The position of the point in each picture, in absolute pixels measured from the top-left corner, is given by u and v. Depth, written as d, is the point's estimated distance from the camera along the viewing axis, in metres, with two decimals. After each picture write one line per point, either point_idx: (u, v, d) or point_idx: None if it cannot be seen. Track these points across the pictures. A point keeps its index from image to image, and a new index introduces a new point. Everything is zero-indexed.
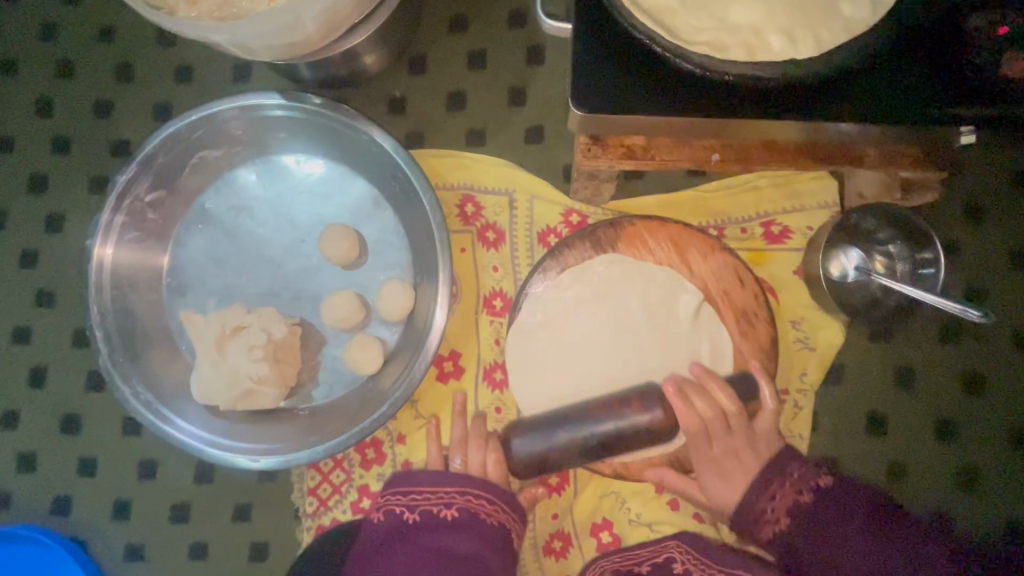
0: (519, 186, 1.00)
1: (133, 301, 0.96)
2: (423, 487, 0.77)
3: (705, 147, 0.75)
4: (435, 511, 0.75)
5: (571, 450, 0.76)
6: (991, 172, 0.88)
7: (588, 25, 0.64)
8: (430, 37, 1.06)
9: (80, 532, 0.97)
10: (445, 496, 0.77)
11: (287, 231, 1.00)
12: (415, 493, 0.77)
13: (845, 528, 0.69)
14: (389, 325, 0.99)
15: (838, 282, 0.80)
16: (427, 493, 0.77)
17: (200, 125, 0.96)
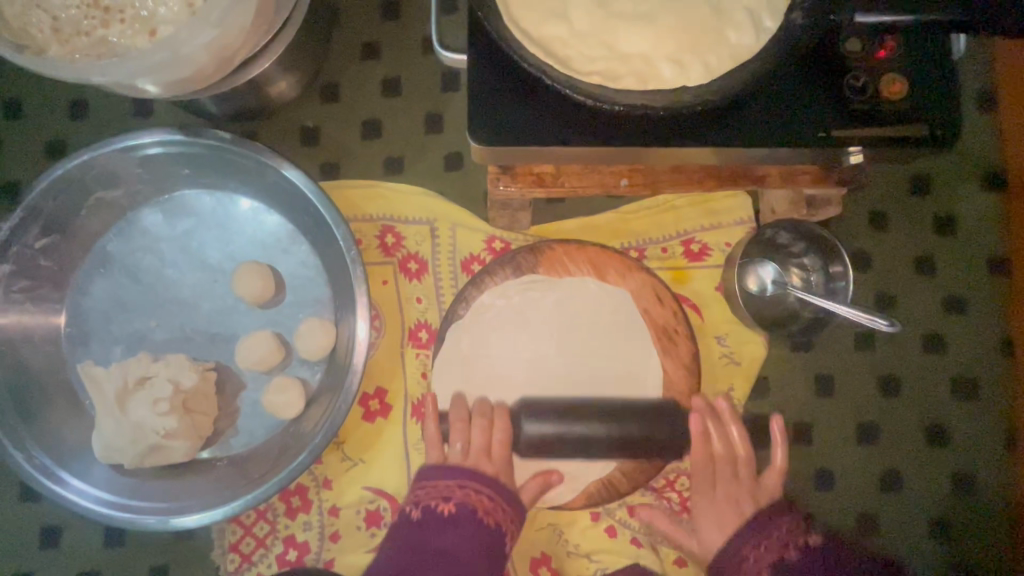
0: (438, 213, 0.89)
1: (27, 354, 0.83)
2: (429, 479, 0.77)
3: (614, 172, 0.74)
4: (433, 505, 0.74)
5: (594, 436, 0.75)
6: (894, 189, 0.91)
7: (483, 63, 0.62)
8: (339, 63, 0.92)
9: None
10: (444, 488, 0.75)
11: (197, 272, 0.88)
12: (420, 489, 0.77)
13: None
14: (311, 365, 0.88)
15: (757, 296, 0.85)
16: (428, 486, 0.76)
17: (95, 165, 0.83)
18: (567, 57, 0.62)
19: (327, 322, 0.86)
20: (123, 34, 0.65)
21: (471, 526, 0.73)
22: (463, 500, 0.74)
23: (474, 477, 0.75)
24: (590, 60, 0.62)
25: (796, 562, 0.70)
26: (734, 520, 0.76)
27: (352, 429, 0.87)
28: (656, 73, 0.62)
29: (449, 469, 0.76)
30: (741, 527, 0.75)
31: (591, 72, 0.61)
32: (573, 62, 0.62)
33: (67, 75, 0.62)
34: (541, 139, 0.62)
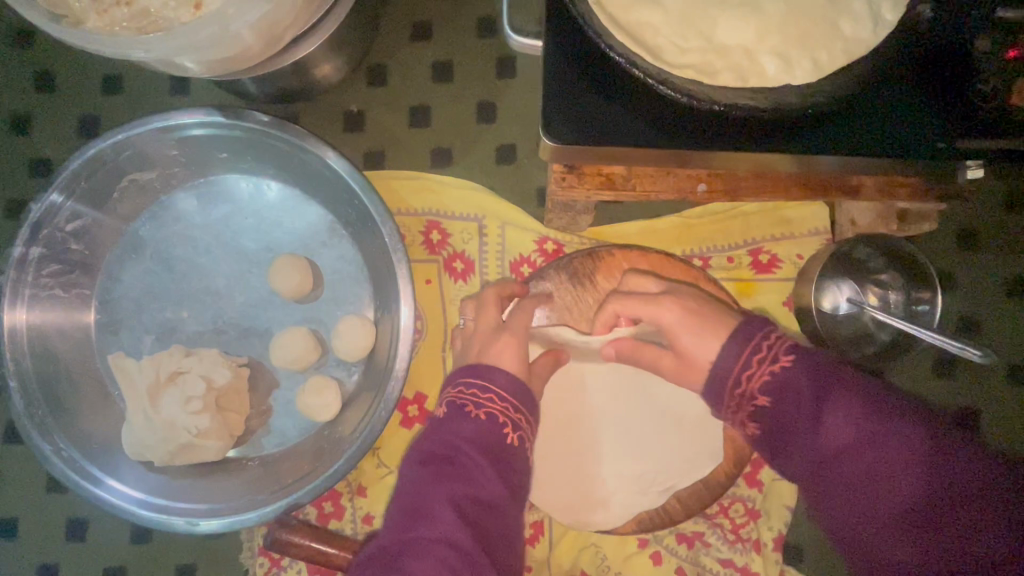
0: (488, 210, 0.83)
1: (57, 341, 0.80)
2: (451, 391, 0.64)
3: (691, 176, 0.67)
4: (475, 401, 0.62)
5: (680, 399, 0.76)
6: (988, 204, 0.83)
7: (563, 50, 0.56)
8: (388, 44, 0.86)
9: None
10: (475, 396, 0.63)
11: (232, 262, 0.83)
12: (460, 389, 0.64)
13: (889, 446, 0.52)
14: (347, 366, 0.84)
15: (830, 315, 0.79)
16: (463, 389, 0.64)
17: (130, 146, 0.78)
18: (658, 47, 0.55)
19: (366, 321, 0.81)
20: (167, 6, 0.60)
21: (463, 420, 0.61)
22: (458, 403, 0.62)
23: (475, 372, 0.65)
24: (684, 52, 0.55)
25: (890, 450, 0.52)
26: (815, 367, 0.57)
27: (388, 435, 0.82)
28: (758, 69, 0.55)
29: (470, 364, 0.66)
30: (829, 393, 0.55)
31: (685, 65, 0.54)
32: (665, 52, 0.55)
33: (106, 50, 0.57)
34: (622, 139, 0.55)
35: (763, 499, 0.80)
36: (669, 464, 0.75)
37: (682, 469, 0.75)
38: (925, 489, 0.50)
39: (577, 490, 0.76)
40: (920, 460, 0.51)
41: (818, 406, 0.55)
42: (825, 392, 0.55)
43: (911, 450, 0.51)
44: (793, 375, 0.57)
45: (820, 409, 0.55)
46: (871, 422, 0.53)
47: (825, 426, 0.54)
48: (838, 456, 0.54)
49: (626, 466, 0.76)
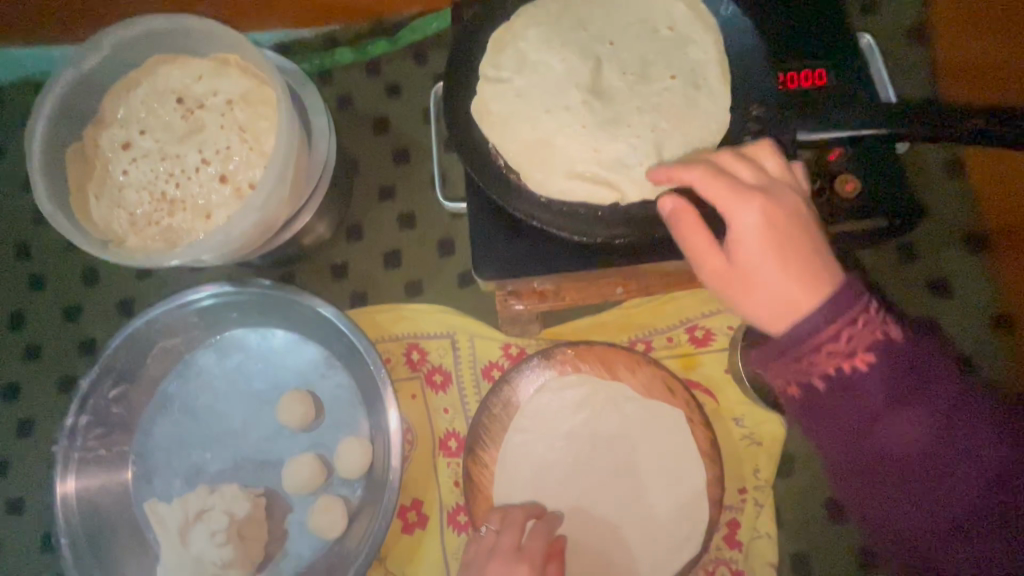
0: (457, 327, 0.98)
1: (101, 497, 0.93)
2: None
3: (609, 282, 0.82)
4: None
5: (659, 470, 0.85)
6: (883, 257, 0.95)
7: (483, 205, 0.73)
8: (361, 204, 1.06)
9: None
10: None
11: (245, 402, 0.97)
12: None
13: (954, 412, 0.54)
14: (351, 483, 0.94)
15: (766, 375, 0.90)
16: None
17: (159, 320, 0.96)
18: (542, 179, 0.70)
19: (362, 440, 0.93)
20: (186, 220, 0.79)
21: None
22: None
23: None
24: (569, 171, 0.69)
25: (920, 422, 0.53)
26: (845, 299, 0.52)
27: (392, 543, 0.90)
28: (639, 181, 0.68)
29: None
30: (903, 387, 0.53)
31: (567, 186, 0.68)
32: (548, 183, 0.69)
33: (142, 261, 0.75)
34: (540, 267, 0.71)
35: (744, 558, 0.86)
36: (649, 533, 0.83)
37: (658, 535, 0.83)
38: (926, 433, 0.53)
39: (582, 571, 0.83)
40: (900, 343, 0.53)
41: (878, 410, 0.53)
42: (894, 381, 0.53)
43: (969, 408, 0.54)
44: (813, 322, 0.52)
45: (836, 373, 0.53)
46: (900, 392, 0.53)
47: (852, 396, 0.54)
48: (858, 419, 0.54)
49: (616, 535, 0.84)
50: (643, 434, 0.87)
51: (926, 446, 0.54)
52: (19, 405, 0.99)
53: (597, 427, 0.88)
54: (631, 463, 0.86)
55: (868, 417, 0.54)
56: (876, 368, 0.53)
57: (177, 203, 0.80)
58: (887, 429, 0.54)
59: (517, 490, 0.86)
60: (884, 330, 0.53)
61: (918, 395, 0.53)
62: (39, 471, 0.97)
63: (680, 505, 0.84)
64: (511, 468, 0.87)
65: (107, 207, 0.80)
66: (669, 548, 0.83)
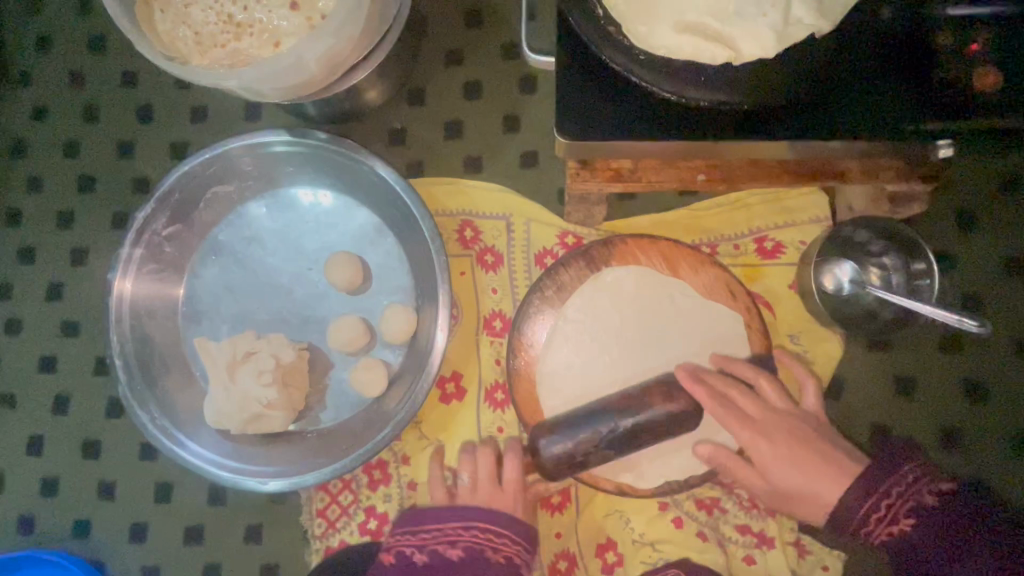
0: (515, 209, 0.94)
1: (151, 329, 0.94)
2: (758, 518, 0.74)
3: (690, 168, 0.76)
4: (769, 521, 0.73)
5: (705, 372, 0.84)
6: (986, 186, 0.87)
7: (573, 59, 0.67)
8: (426, 69, 0.99)
9: (98, 554, 0.93)
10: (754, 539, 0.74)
11: (294, 259, 0.97)
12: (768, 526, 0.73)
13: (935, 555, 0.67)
14: (393, 349, 0.95)
15: (833, 295, 0.85)
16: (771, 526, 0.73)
17: (214, 163, 0.94)
18: (646, 33, 0.61)
19: (408, 309, 0.92)
20: (254, 46, 0.74)
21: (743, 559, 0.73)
22: (472, 535, 0.75)
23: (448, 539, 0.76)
24: (679, 23, 0.59)
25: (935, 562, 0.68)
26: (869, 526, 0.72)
27: (429, 410, 0.92)
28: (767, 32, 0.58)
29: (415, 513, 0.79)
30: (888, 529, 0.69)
31: (677, 43, 0.59)
32: (653, 37, 0.60)
33: (207, 81, 0.71)
34: (627, 132, 0.66)
35: None
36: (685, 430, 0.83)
37: (696, 434, 0.83)
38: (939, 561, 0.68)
39: (612, 456, 0.84)
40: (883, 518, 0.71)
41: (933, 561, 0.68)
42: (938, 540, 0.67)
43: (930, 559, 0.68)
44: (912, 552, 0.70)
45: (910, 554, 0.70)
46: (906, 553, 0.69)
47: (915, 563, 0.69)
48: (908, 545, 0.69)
49: None
50: (696, 336, 0.84)
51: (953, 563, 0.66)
52: (74, 235, 1.00)
53: (647, 324, 0.85)
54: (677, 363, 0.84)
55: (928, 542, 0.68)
56: (925, 541, 0.68)
57: (244, 27, 0.75)
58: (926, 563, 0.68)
59: (559, 374, 0.86)
60: (923, 494, 0.69)
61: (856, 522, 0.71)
62: (93, 300, 0.99)
63: None
64: (555, 352, 0.86)
65: (172, 23, 0.75)
66: (705, 448, 0.83)
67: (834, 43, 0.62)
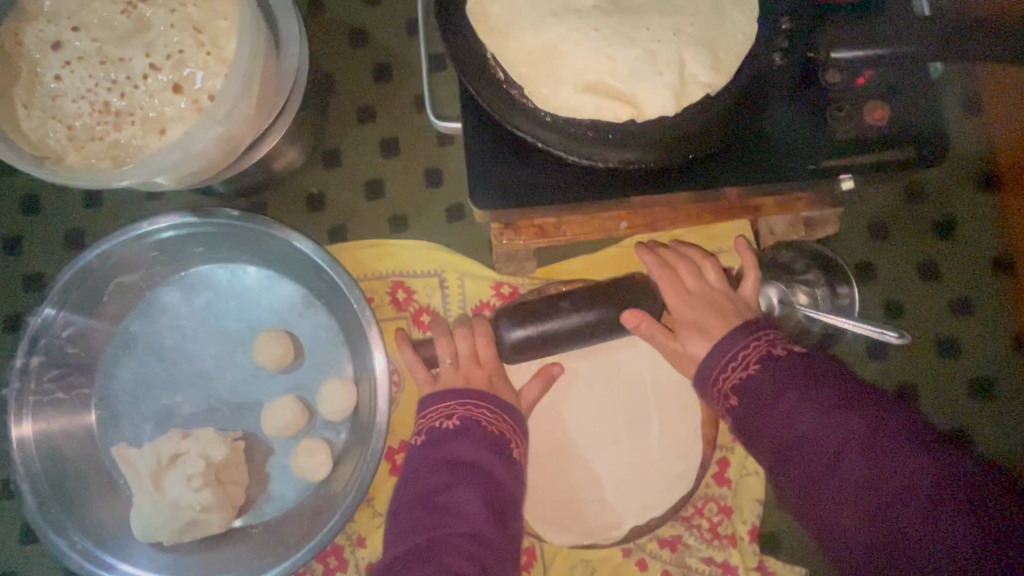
0: (446, 264, 0.92)
1: (63, 443, 0.86)
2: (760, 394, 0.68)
3: (613, 217, 0.76)
4: (758, 385, 0.69)
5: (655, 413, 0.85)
6: (890, 197, 0.92)
7: (480, 128, 0.66)
8: (338, 127, 0.95)
9: None
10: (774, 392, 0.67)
11: (217, 343, 0.91)
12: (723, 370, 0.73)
13: (808, 421, 0.64)
14: (334, 426, 0.90)
15: (765, 316, 0.86)
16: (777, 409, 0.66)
17: (113, 253, 0.86)
18: (549, 95, 0.60)
19: (347, 382, 0.88)
20: (136, 135, 0.69)
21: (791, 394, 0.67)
22: (468, 414, 0.76)
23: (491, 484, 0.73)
24: (580, 85, 0.59)
25: (802, 422, 0.64)
26: (783, 372, 0.68)
27: (380, 484, 0.88)
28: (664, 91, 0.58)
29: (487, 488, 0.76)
30: (783, 394, 0.66)
31: (579, 103, 0.59)
32: (556, 98, 0.59)
33: (87, 182, 0.65)
34: (542, 197, 0.65)
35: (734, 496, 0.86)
36: (645, 475, 0.83)
37: (654, 477, 0.83)
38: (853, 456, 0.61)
39: (591, 498, 0.84)
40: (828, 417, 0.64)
41: (836, 456, 0.61)
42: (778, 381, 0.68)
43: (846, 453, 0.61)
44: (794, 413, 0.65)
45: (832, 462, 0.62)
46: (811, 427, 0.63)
47: (789, 422, 0.65)
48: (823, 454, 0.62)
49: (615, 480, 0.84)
50: (641, 380, 0.85)
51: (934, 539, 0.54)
52: None
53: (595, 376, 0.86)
54: (628, 409, 0.85)
55: (830, 464, 0.62)
56: (764, 373, 0.69)
57: (123, 115, 0.69)
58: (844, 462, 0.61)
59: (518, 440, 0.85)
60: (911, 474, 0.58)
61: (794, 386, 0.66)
62: None
63: (677, 448, 0.84)
64: None
65: (40, 118, 0.69)
66: (661, 489, 0.83)
67: (738, 91, 0.62)
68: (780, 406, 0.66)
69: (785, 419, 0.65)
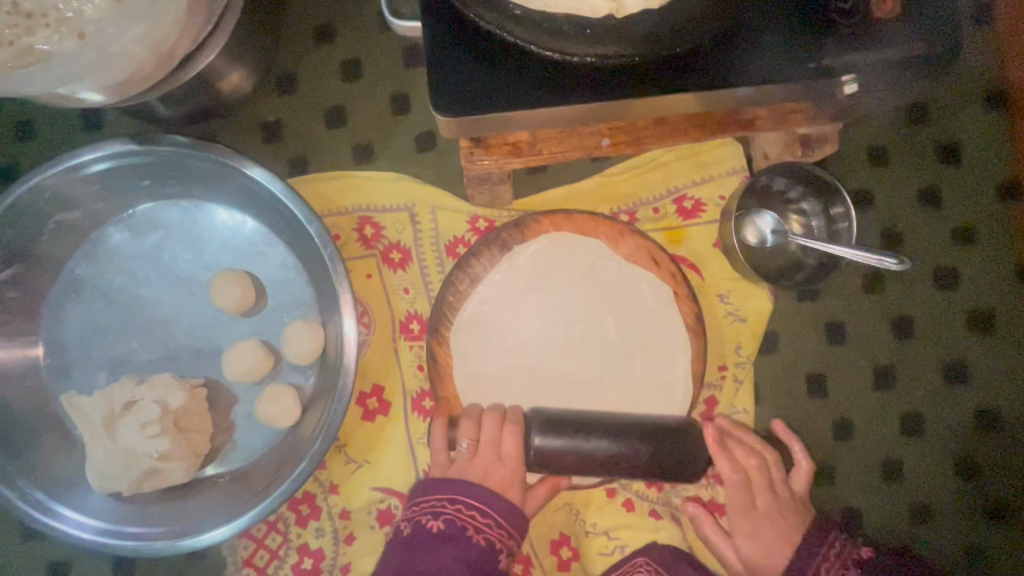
0: (416, 197, 0.85)
1: (9, 392, 0.80)
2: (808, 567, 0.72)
3: (594, 133, 0.70)
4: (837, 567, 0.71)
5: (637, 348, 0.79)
6: (891, 118, 0.86)
7: (441, 24, 0.58)
8: (295, 49, 0.87)
9: None
10: (824, 552, 0.72)
11: (171, 285, 0.84)
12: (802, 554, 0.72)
13: None
14: (302, 371, 0.85)
15: (757, 248, 0.81)
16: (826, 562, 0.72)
17: (48, 187, 0.78)
18: None
19: (313, 324, 0.83)
20: (51, 40, 0.60)
21: (850, 568, 0.71)
22: (454, 517, 0.67)
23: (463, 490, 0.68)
24: None
25: (859, 567, 0.71)
26: (847, 566, 0.72)
27: (353, 430, 0.84)
28: None
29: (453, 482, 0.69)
30: (849, 572, 0.71)
31: None
32: None
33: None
34: (512, 102, 0.58)
35: None
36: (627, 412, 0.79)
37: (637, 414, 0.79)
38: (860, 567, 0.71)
39: None
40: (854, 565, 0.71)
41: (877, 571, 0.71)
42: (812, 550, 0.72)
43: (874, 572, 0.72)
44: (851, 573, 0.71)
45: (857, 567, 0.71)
46: (857, 563, 0.72)
47: (854, 574, 0.71)
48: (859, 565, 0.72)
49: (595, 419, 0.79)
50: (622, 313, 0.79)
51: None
52: None
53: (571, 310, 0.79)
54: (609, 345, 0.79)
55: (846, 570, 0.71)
56: (831, 561, 0.72)
57: (35, 17, 0.60)
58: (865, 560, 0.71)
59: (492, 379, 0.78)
60: (851, 557, 0.72)
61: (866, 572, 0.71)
62: None
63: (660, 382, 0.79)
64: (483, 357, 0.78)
65: None
66: None
67: None
68: (830, 571, 0.72)
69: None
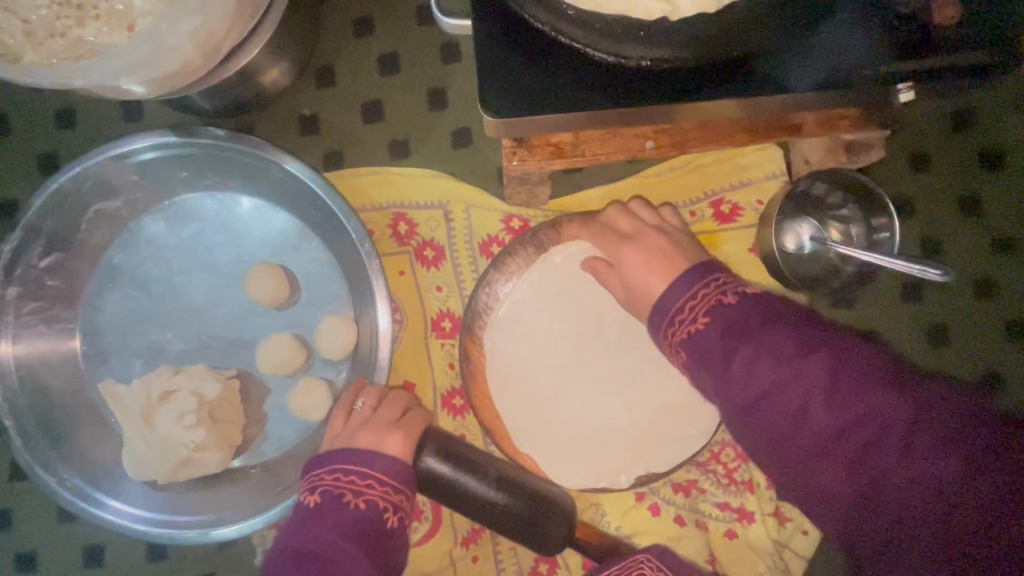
0: (450, 195, 0.85)
1: (48, 379, 0.81)
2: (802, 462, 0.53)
3: (637, 135, 0.69)
4: (777, 358, 0.54)
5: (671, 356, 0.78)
6: (936, 125, 0.84)
7: (492, 24, 0.57)
8: (332, 42, 0.87)
9: None
10: (798, 357, 0.54)
11: (206, 277, 0.85)
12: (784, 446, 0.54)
13: (808, 420, 0.52)
14: (334, 365, 0.86)
15: (795, 255, 0.80)
16: (772, 381, 0.54)
17: (89, 176, 0.79)
18: None
19: (346, 319, 0.83)
20: (101, 32, 0.60)
21: (821, 371, 0.53)
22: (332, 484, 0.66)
23: (345, 458, 0.68)
24: None
25: (791, 385, 0.53)
26: (835, 374, 0.53)
27: None
28: None
29: (345, 450, 0.69)
30: (735, 346, 0.56)
31: None
32: None
33: (48, 82, 0.57)
34: (561, 104, 0.57)
35: None
36: (660, 419, 0.79)
37: (670, 422, 0.79)
38: (844, 414, 0.51)
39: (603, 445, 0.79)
40: (842, 375, 0.52)
41: (781, 391, 0.53)
42: (737, 330, 0.57)
43: (810, 388, 0.53)
44: (828, 417, 0.52)
45: (732, 355, 0.56)
46: (817, 378, 0.53)
47: (741, 374, 0.55)
48: (758, 396, 0.54)
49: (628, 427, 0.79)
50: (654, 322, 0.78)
51: (920, 506, 0.48)
52: None
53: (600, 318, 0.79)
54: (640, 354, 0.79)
55: (793, 416, 0.53)
56: (811, 377, 0.53)
57: (86, 9, 0.61)
58: (804, 415, 0.52)
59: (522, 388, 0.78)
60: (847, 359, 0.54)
61: (785, 413, 0.53)
62: None
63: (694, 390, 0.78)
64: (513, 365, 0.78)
65: None
66: (678, 435, 0.79)
67: None
68: (789, 381, 0.53)
69: (734, 378, 0.55)
